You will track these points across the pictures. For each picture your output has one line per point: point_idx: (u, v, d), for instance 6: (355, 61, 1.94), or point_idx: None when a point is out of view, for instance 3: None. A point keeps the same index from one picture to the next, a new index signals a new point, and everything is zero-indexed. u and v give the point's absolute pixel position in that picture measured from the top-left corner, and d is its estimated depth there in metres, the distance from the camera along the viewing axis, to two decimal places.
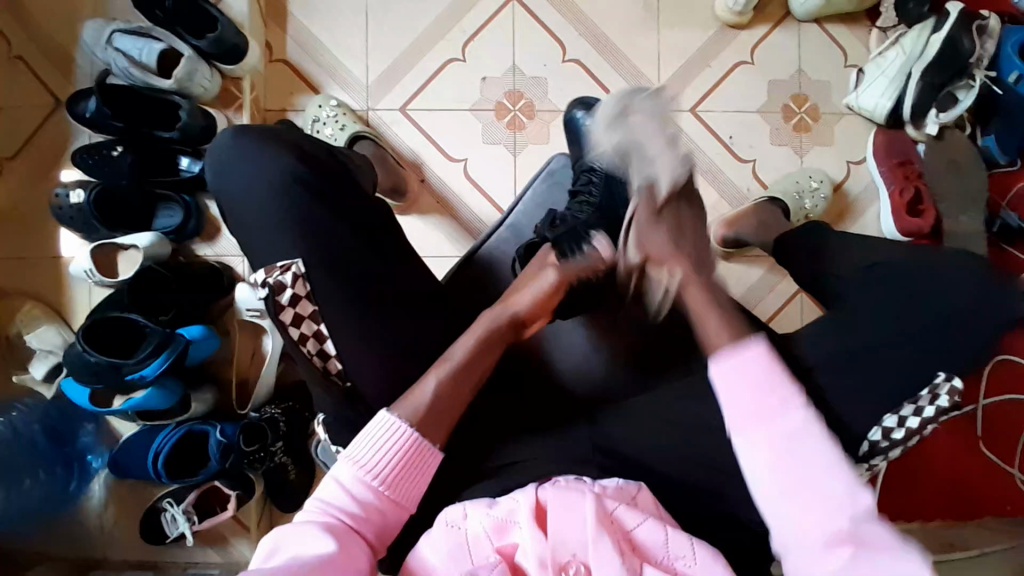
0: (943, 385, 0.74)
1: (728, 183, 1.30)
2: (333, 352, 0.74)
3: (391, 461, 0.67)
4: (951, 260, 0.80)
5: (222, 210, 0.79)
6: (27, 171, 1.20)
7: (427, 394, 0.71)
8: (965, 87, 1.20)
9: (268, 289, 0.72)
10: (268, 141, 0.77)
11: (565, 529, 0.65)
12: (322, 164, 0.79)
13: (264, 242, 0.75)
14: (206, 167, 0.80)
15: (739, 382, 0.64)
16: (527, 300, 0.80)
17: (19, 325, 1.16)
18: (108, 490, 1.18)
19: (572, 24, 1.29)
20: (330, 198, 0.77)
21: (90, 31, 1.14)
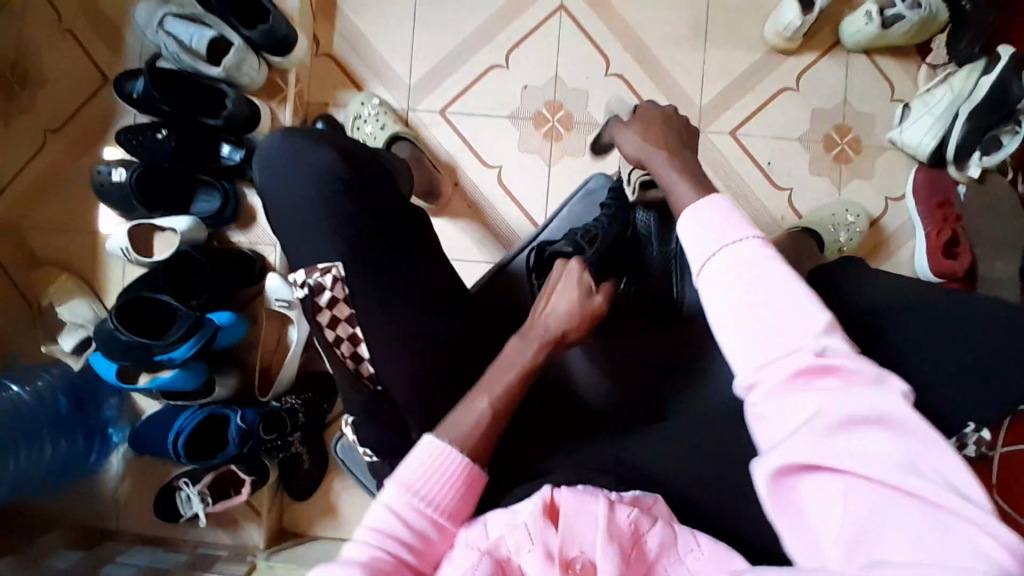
0: (971, 433, 0.73)
1: (763, 209, 1.29)
2: (366, 355, 0.75)
3: (442, 488, 0.70)
4: None
5: (265, 205, 0.82)
6: (72, 146, 1.22)
7: (476, 415, 0.74)
8: (1010, 132, 1.17)
9: (307, 291, 0.74)
10: (314, 141, 0.81)
11: (576, 528, 0.65)
12: (362, 163, 0.82)
13: (308, 239, 0.77)
14: (255, 162, 0.83)
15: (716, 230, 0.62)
16: (559, 313, 0.81)
17: (52, 296, 1.18)
18: (126, 463, 1.20)
19: (617, 38, 1.29)
20: (363, 195, 0.80)
21: (143, 12, 1.15)
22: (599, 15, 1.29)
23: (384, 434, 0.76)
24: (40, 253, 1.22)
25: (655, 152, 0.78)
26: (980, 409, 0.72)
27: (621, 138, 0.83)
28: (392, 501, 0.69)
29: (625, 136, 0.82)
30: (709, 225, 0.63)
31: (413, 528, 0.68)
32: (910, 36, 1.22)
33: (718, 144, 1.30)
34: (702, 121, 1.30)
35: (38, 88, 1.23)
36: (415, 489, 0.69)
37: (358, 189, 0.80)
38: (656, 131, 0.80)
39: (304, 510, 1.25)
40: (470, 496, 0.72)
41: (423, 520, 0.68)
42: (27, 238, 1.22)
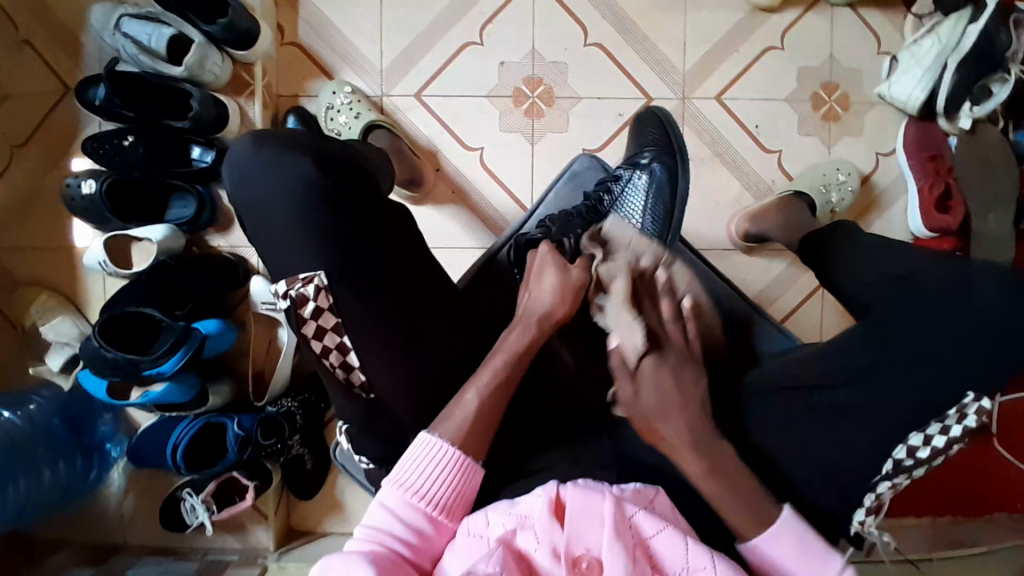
0: (972, 405, 0.72)
1: (752, 175, 1.27)
2: (356, 364, 0.73)
3: (439, 483, 0.72)
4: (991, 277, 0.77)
5: (242, 219, 0.76)
6: (36, 159, 1.18)
7: (466, 408, 0.74)
8: (999, 80, 1.15)
9: (290, 302, 0.71)
10: (285, 147, 0.73)
11: (582, 524, 0.66)
12: (338, 168, 0.75)
13: (285, 253, 0.72)
14: (224, 173, 0.76)
15: (679, 541, 0.65)
16: (544, 300, 0.82)
17: (35, 316, 1.15)
18: (128, 477, 1.20)
19: (594, 6, 1.24)
20: (345, 208, 0.74)
21: (100, 14, 1.10)
22: None
23: (385, 439, 0.76)
24: (16, 272, 1.18)
25: (655, 369, 0.75)
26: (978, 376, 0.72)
27: (625, 352, 0.76)
28: (387, 499, 0.71)
29: (625, 340, 0.77)
30: (689, 538, 0.64)
31: (408, 524, 0.70)
32: None
33: (704, 111, 1.26)
34: (687, 89, 1.26)
35: None
36: (409, 486, 0.71)
37: (340, 202, 0.73)
38: (663, 344, 0.76)
39: (310, 509, 1.25)
40: (467, 491, 0.73)
41: (417, 515, 0.70)
42: (0, 257, 1.18)
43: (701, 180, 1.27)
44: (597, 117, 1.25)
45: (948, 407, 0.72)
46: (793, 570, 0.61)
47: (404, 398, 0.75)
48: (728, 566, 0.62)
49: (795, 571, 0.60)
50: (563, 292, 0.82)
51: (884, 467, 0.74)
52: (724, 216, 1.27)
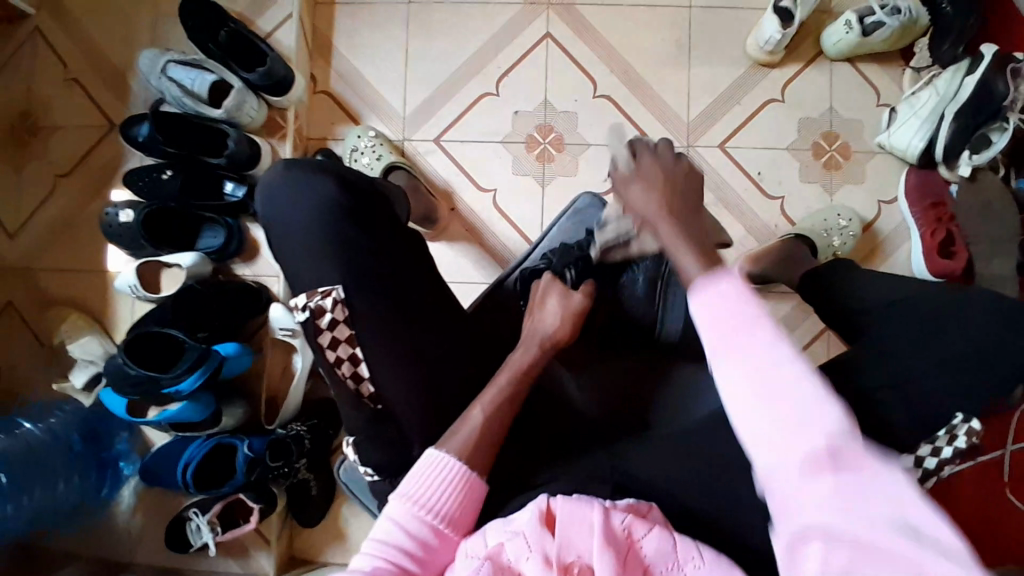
0: (962, 427, 0.76)
1: (756, 219, 1.31)
2: (367, 374, 0.77)
3: (444, 494, 0.72)
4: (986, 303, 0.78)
5: (269, 235, 0.82)
6: (84, 190, 1.28)
7: (472, 423, 0.77)
8: (999, 129, 1.18)
9: (308, 312, 0.76)
10: (314, 169, 0.82)
11: (572, 533, 0.66)
12: (361, 190, 0.83)
13: (302, 264, 0.79)
14: (257, 195, 0.84)
15: (722, 309, 0.51)
16: (551, 318, 0.87)
17: (64, 334, 1.22)
18: (137, 497, 1.22)
19: (603, 61, 1.33)
20: (365, 221, 0.80)
21: (146, 59, 1.21)
22: (584, 40, 1.33)
23: (383, 444, 0.79)
24: (55, 293, 1.26)
25: (662, 219, 0.70)
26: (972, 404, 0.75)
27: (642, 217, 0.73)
28: (396, 513, 0.72)
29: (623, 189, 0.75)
30: (716, 318, 0.51)
31: (416, 538, 0.71)
32: (890, 42, 1.24)
33: (708, 157, 1.32)
34: (691, 136, 1.32)
35: (50, 137, 1.29)
36: (417, 500, 0.72)
37: (361, 216, 0.80)
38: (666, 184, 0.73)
39: (314, 537, 1.25)
40: (472, 504, 0.74)
41: (425, 529, 0.71)
42: (40, 280, 1.26)
43: None
44: (605, 162, 1.31)
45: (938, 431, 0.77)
46: (868, 474, 0.44)
47: (407, 409, 0.77)
48: (749, 416, 0.48)
49: (797, 372, 0.47)
50: (568, 312, 0.87)
51: None
52: (729, 257, 1.30)
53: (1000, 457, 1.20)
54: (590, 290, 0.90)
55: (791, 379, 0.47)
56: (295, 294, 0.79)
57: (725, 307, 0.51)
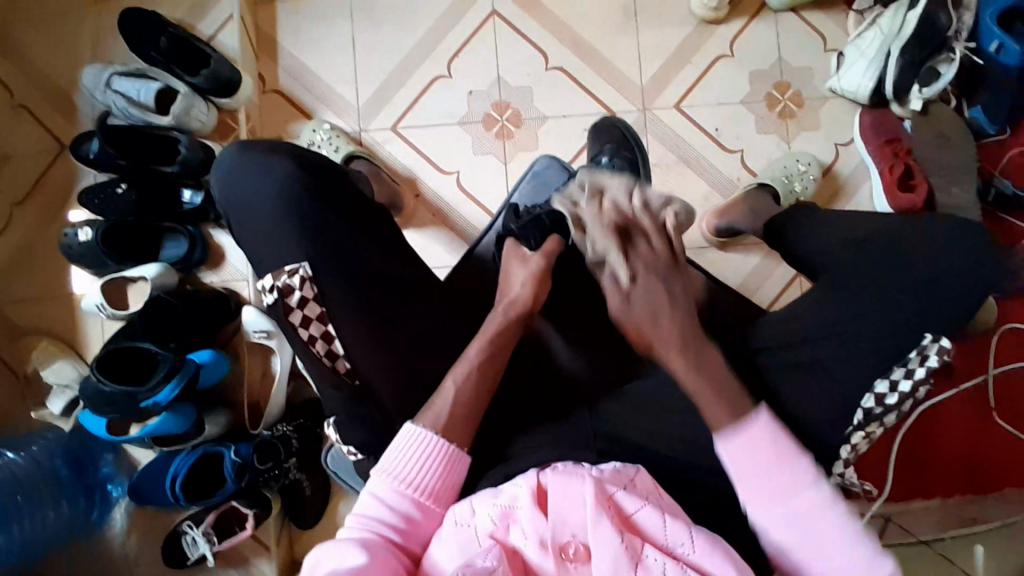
0: (932, 346, 0.78)
1: (719, 174, 1.32)
2: (341, 351, 0.76)
3: (424, 468, 0.73)
4: (932, 229, 0.82)
5: (230, 222, 0.81)
6: (38, 214, 1.25)
7: (452, 392, 0.77)
8: (945, 61, 1.22)
9: (276, 293, 0.76)
10: (270, 150, 0.81)
11: (567, 508, 0.67)
12: (320, 169, 0.82)
13: (267, 251, 0.78)
14: (213, 180, 0.83)
15: (749, 455, 0.71)
16: (520, 282, 0.87)
17: (36, 362, 1.20)
18: (129, 519, 1.19)
19: (552, 33, 1.33)
20: (328, 200, 0.80)
21: (89, 76, 1.19)
22: (531, 13, 1.33)
23: (366, 424, 0.76)
24: (20, 322, 1.23)
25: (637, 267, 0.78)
26: (932, 320, 0.79)
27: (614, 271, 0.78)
28: (377, 488, 0.72)
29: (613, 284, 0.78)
30: (750, 457, 0.71)
31: (399, 511, 0.70)
32: None
33: (666, 118, 1.33)
34: (647, 100, 1.33)
35: None
36: (398, 475, 0.72)
37: (323, 195, 0.80)
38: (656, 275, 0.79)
39: (314, 538, 1.24)
40: (453, 477, 0.74)
41: (406, 502, 0.71)
42: (3, 310, 1.23)
43: (669, 183, 1.32)
44: (564, 133, 1.31)
45: (909, 351, 0.79)
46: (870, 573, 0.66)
47: (389, 385, 0.77)
48: (762, 496, 0.70)
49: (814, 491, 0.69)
50: (535, 269, 0.88)
51: (855, 418, 0.79)
52: (696, 216, 1.31)
53: (983, 383, 1.23)
54: (551, 250, 0.90)
55: (802, 488, 0.69)
56: (261, 276, 0.78)
57: (751, 454, 0.71)
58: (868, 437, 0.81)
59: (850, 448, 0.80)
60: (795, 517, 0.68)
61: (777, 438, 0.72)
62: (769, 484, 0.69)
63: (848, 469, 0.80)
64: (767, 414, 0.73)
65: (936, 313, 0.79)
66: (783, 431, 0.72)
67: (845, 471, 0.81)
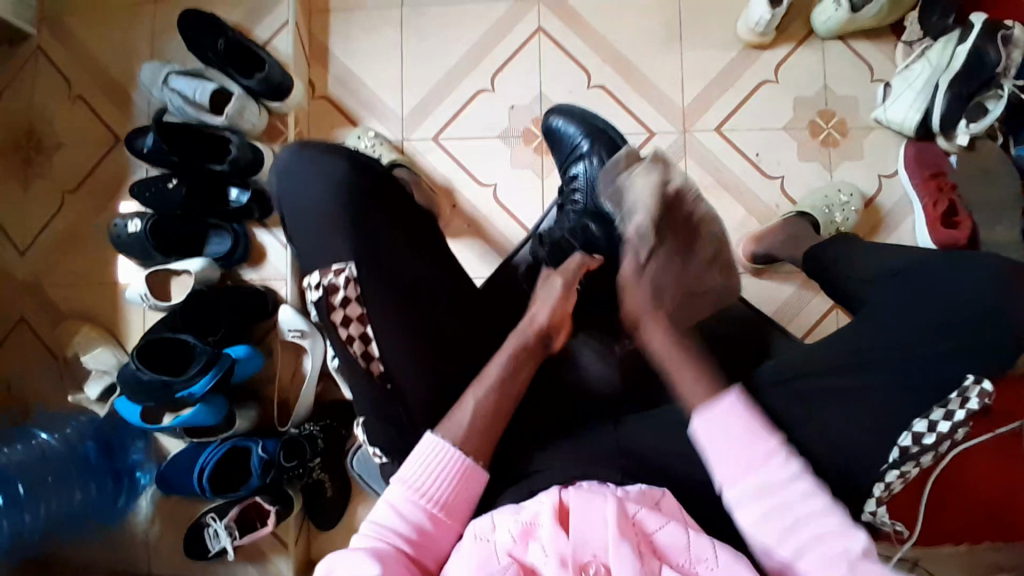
0: (972, 389, 0.77)
1: (756, 200, 1.31)
2: (377, 354, 0.77)
3: (440, 481, 0.73)
4: (974, 269, 0.81)
5: (283, 216, 0.83)
6: (89, 203, 1.30)
7: (472, 404, 0.77)
8: (993, 97, 1.20)
9: (322, 290, 0.77)
10: (327, 151, 0.83)
11: (588, 527, 0.67)
12: (372, 173, 0.83)
13: (310, 252, 0.80)
14: (269, 176, 0.85)
15: (721, 432, 0.70)
16: (544, 313, 0.86)
17: (76, 347, 1.24)
18: (154, 506, 1.22)
19: (595, 52, 1.34)
20: (378, 204, 0.81)
21: (147, 72, 1.24)
22: (575, 31, 1.35)
23: (396, 427, 0.78)
24: (65, 306, 1.28)
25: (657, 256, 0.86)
26: (972, 360, 0.78)
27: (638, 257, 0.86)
28: (394, 497, 0.73)
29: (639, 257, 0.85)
30: (721, 436, 0.70)
31: (411, 522, 0.71)
32: (880, 17, 1.25)
33: (705, 141, 1.33)
34: (687, 121, 1.33)
35: (54, 153, 1.31)
36: (414, 485, 0.73)
37: (372, 199, 0.81)
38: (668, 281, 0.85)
39: (331, 539, 1.25)
40: (468, 492, 0.74)
41: (419, 512, 0.72)
42: (50, 294, 1.28)
43: (705, 207, 1.31)
44: None
45: (949, 392, 0.77)
46: None
47: (420, 391, 0.78)
48: (746, 502, 0.67)
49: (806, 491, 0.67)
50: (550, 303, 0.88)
51: (891, 455, 0.77)
52: (730, 241, 1.30)
53: (1021, 428, 1.18)
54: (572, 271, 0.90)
55: (789, 483, 0.67)
56: (305, 274, 0.80)
57: (724, 429, 0.70)
58: (903, 477, 0.78)
59: (884, 486, 0.77)
60: (787, 516, 0.66)
61: (750, 414, 0.71)
62: (755, 490, 0.67)
63: (880, 507, 0.77)
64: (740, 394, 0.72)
65: (976, 353, 0.78)
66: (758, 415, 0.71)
67: (878, 509, 0.78)
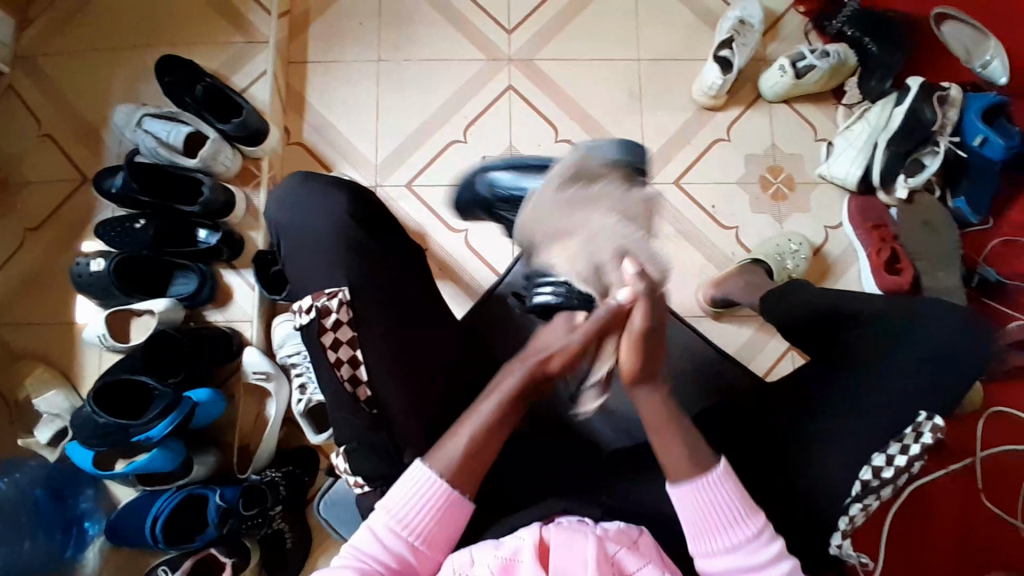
0: (926, 424, 0.82)
1: (714, 248, 1.38)
2: (364, 378, 0.78)
3: (422, 515, 0.73)
4: (917, 309, 0.89)
5: (279, 239, 0.87)
6: (48, 242, 1.27)
7: (461, 441, 0.75)
8: (930, 153, 1.32)
9: (314, 313, 0.78)
10: (328, 182, 0.87)
11: (567, 564, 0.66)
12: (370, 204, 0.88)
13: (301, 277, 0.84)
14: (271, 202, 0.89)
15: (699, 512, 0.74)
16: (552, 359, 0.77)
17: (28, 389, 1.19)
18: (103, 558, 1.14)
19: (562, 109, 1.42)
20: (372, 228, 0.86)
21: (123, 114, 1.27)
22: (544, 91, 1.43)
23: (378, 456, 0.78)
24: (15, 349, 1.23)
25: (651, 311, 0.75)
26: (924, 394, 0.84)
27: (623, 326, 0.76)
28: (376, 523, 0.73)
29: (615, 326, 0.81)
30: (697, 513, 0.74)
31: (391, 550, 0.72)
32: (821, 82, 1.38)
33: (665, 194, 1.40)
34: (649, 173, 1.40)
35: (16, 189, 1.29)
36: (396, 515, 0.73)
37: (367, 221, 0.86)
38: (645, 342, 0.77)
39: None
40: (451, 523, 0.74)
41: (402, 544, 0.72)
42: (0, 335, 1.23)
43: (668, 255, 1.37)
44: None
45: (903, 427, 0.83)
46: None
47: (397, 423, 0.79)
48: None
49: (774, 565, 0.73)
50: (569, 346, 0.77)
51: (852, 489, 0.82)
52: (693, 285, 1.36)
53: (971, 464, 1.23)
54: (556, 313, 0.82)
55: (767, 573, 0.72)
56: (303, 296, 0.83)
57: (699, 502, 0.74)
58: (865, 511, 0.83)
59: (848, 520, 0.82)
60: None
61: (734, 493, 0.75)
62: (737, 571, 0.73)
63: (845, 540, 0.82)
64: (725, 468, 0.75)
65: (923, 389, 0.85)
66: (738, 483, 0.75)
67: (843, 542, 0.83)
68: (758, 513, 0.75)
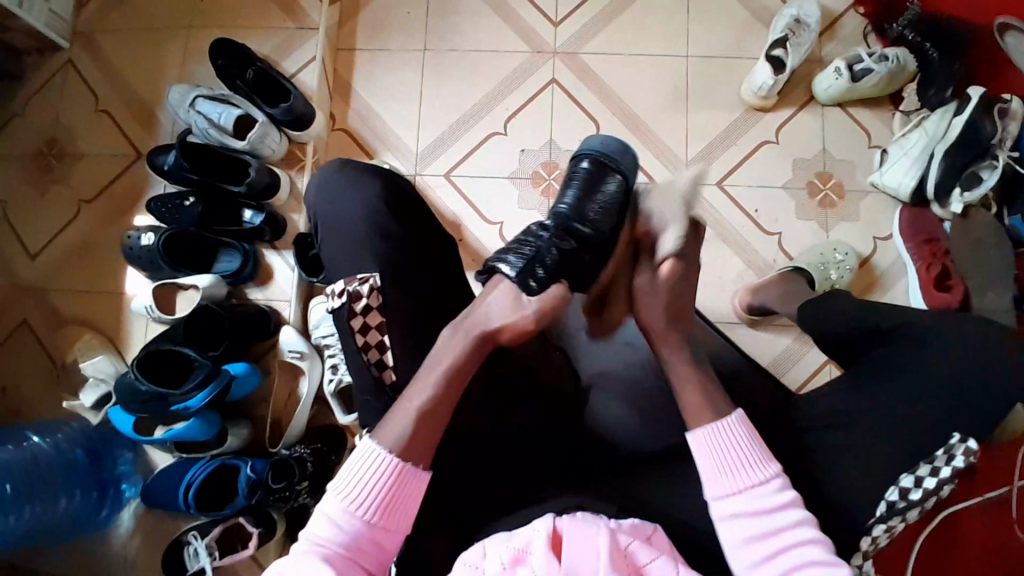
0: (958, 446, 0.79)
1: (754, 254, 1.35)
2: (389, 364, 0.81)
3: (376, 491, 0.71)
4: (966, 327, 0.85)
5: (316, 223, 0.90)
6: (101, 215, 1.34)
7: (412, 403, 0.74)
8: (988, 167, 1.25)
9: (345, 297, 0.81)
10: (362, 171, 0.89)
11: (579, 556, 0.66)
12: (405, 196, 0.90)
13: (335, 264, 0.86)
14: (310, 192, 0.91)
15: (716, 447, 0.74)
16: (502, 316, 0.79)
17: (77, 353, 1.26)
18: (135, 520, 1.22)
19: (605, 104, 1.40)
20: (405, 217, 0.88)
21: (175, 94, 1.30)
22: (587, 85, 1.41)
23: None
24: (67, 313, 1.30)
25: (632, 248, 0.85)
26: (956, 418, 0.81)
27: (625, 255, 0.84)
28: (333, 511, 0.71)
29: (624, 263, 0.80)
30: (712, 451, 0.74)
31: (349, 532, 0.70)
32: (879, 86, 1.33)
33: (706, 195, 1.37)
34: None
35: (74, 162, 1.36)
36: (350, 496, 0.71)
37: (401, 211, 0.88)
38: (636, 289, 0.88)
39: None
40: (406, 496, 0.72)
41: (358, 524, 0.70)
42: (52, 299, 1.31)
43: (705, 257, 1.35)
44: None
45: (936, 448, 0.80)
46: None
47: None
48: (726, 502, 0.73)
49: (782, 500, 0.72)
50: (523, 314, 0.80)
51: (878, 509, 0.79)
52: (727, 291, 1.33)
53: (1009, 495, 1.17)
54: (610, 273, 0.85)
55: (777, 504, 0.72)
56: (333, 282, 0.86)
57: (717, 439, 0.74)
58: (891, 532, 0.79)
59: (871, 540, 0.79)
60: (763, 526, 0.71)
61: (748, 436, 0.75)
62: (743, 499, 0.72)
63: (866, 562, 0.80)
64: (740, 417, 0.75)
65: (964, 415, 0.81)
66: (757, 434, 0.75)
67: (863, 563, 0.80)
68: (775, 461, 0.74)
